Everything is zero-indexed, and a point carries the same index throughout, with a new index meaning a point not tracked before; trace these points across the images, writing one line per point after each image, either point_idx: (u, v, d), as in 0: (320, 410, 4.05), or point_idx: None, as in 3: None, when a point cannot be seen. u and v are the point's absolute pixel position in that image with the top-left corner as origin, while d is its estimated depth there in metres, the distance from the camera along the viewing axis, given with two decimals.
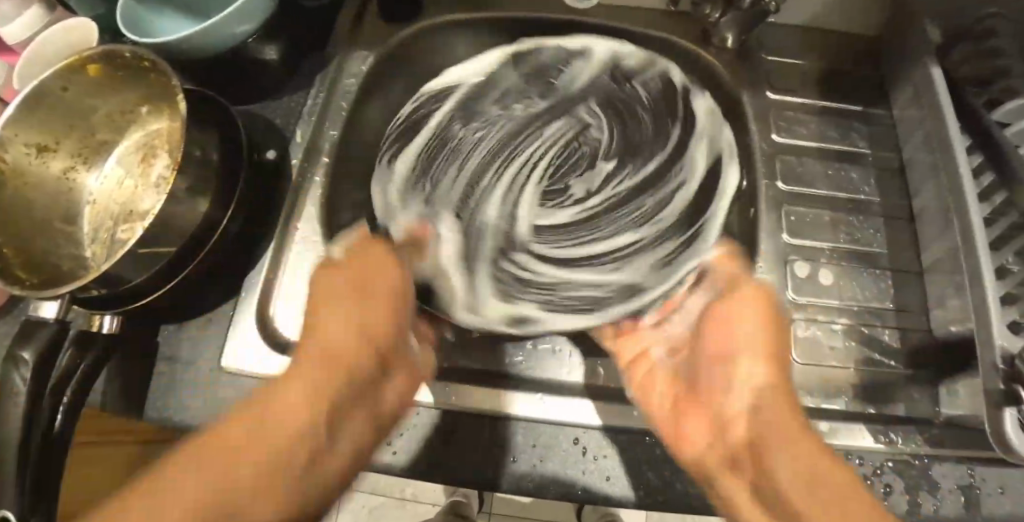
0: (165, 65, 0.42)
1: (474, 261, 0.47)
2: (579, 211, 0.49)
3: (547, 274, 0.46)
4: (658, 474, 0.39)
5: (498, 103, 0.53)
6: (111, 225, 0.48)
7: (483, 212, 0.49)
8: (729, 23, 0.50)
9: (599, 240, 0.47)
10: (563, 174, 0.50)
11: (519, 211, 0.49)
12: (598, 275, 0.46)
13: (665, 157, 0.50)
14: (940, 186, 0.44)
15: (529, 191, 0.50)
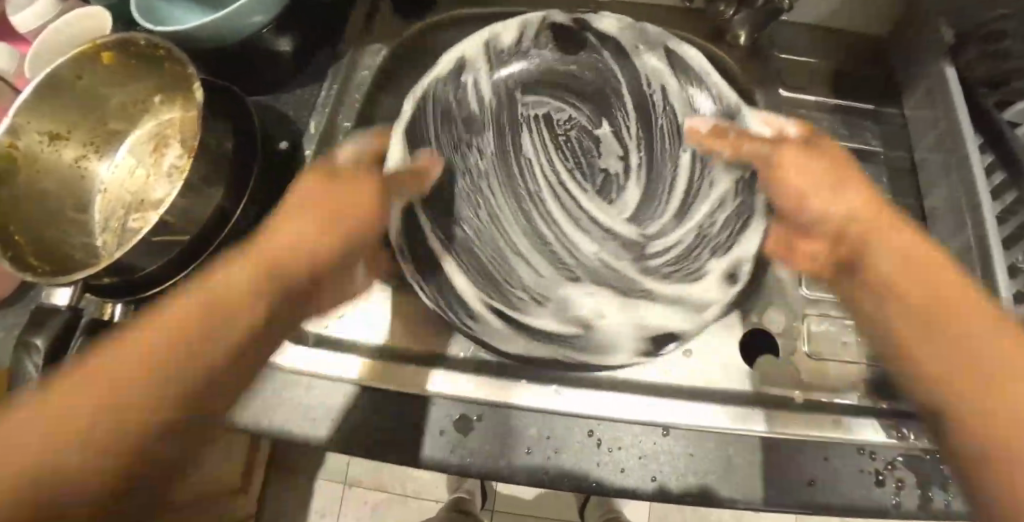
0: (179, 53, 0.42)
1: (584, 295, 0.43)
2: (634, 166, 0.46)
3: (664, 249, 0.44)
4: (673, 467, 0.39)
5: (465, 155, 0.47)
6: (123, 214, 0.48)
7: (590, 262, 0.44)
8: (742, 21, 0.50)
9: (666, 175, 0.46)
10: (589, 158, 0.47)
11: (608, 222, 0.45)
12: (695, 220, 0.44)
13: (648, 78, 0.47)
14: (953, 184, 0.44)
15: (585, 195, 0.46)
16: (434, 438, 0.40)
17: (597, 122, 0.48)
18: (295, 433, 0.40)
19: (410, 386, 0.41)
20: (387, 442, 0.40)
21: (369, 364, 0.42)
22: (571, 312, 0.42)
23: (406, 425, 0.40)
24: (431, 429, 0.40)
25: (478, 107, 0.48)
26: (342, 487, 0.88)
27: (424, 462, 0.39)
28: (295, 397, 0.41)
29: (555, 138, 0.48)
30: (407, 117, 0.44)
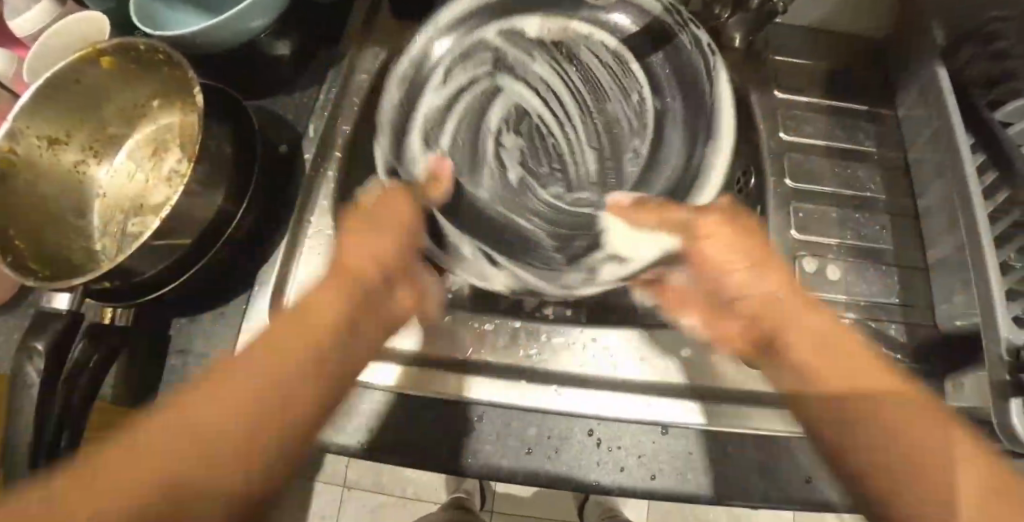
0: (180, 56, 0.42)
1: (499, 39, 0.50)
2: (490, 130, 0.49)
3: (472, 69, 0.50)
4: (672, 464, 0.39)
5: (630, 103, 0.49)
6: (122, 219, 0.48)
7: (558, 48, 0.50)
8: (737, 23, 0.50)
9: (466, 138, 0.49)
10: (532, 134, 0.49)
11: (523, 80, 0.50)
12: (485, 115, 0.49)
13: (473, 206, 0.47)
14: (946, 183, 0.45)
15: (519, 99, 0.50)
16: (437, 440, 0.40)
17: (493, 159, 0.49)
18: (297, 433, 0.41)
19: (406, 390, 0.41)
20: (393, 444, 0.40)
21: None
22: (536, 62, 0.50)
23: (408, 428, 0.40)
24: (436, 431, 0.40)
25: (671, 143, 0.47)
26: (340, 489, 0.88)
27: (430, 461, 0.40)
28: None
29: (536, 162, 0.49)
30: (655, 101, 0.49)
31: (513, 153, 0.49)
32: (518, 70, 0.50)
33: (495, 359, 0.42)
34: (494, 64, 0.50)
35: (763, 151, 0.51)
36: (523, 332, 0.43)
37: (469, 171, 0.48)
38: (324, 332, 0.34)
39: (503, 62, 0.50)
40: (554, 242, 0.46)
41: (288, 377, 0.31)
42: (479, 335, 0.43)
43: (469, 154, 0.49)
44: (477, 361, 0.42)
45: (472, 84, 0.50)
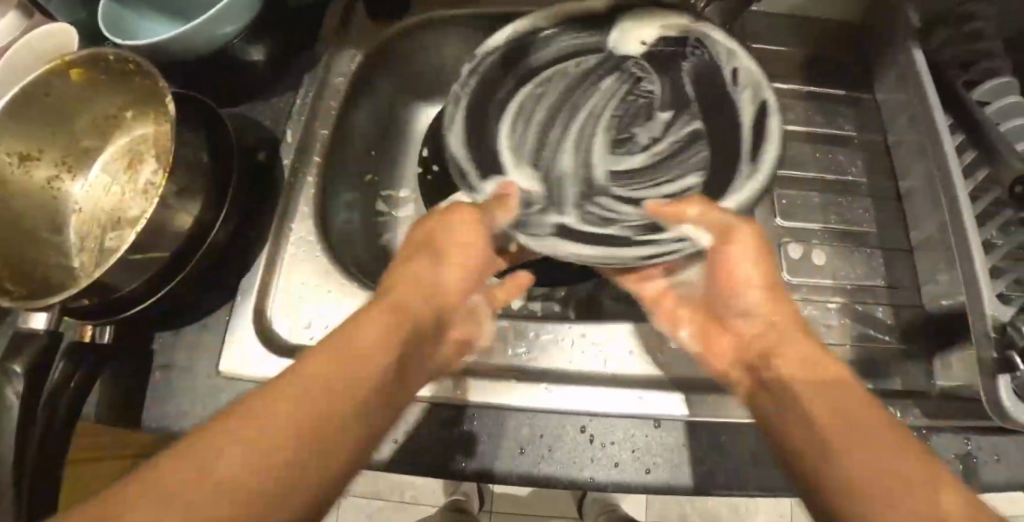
0: (149, 65, 0.41)
1: (574, 198, 0.45)
2: (645, 156, 0.46)
3: (631, 192, 0.45)
4: (666, 457, 0.39)
5: (551, 83, 0.48)
6: (99, 234, 0.48)
7: (533, 199, 0.44)
8: (714, 12, 0.50)
9: (671, 163, 0.45)
10: (630, 124, 0.48)
11: (596, 160, 0.47)
12: (656, 183, 0.45)
13: (674, 148, 0.46)
14: (926, 164, 0.45)
15: (592, 156, 0.47)
16: (429, 443, 0.40)
17: (680, 118, 0.46)
18: None
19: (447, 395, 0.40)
20: (387, 449, 0.39)
21: None
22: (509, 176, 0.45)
23: (403, 434, 0.40)
24: (427, 435, 0.40)
25: (561, 48, 0.48)
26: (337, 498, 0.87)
27: (419, 467, 0.39)
28: None
29: (647, 98, 0.47)
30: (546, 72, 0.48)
31: (648, 124, 0.47)
32: (562, 181, 0.46)
33: (483, 359, 0.42)
34: (582, 193, 0.45)
35: None
36: (512, 330, 0.43)
37: (687, 155, 0.45)
38: (350, 365, 0.30)
39: (551, 190, 0.45)
40: (705, 102, 0.45)
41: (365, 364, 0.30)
42: None
43: (677, 145, 0.45)
44: (463, 362, 0.42)
45: (610, 205, 0.44)
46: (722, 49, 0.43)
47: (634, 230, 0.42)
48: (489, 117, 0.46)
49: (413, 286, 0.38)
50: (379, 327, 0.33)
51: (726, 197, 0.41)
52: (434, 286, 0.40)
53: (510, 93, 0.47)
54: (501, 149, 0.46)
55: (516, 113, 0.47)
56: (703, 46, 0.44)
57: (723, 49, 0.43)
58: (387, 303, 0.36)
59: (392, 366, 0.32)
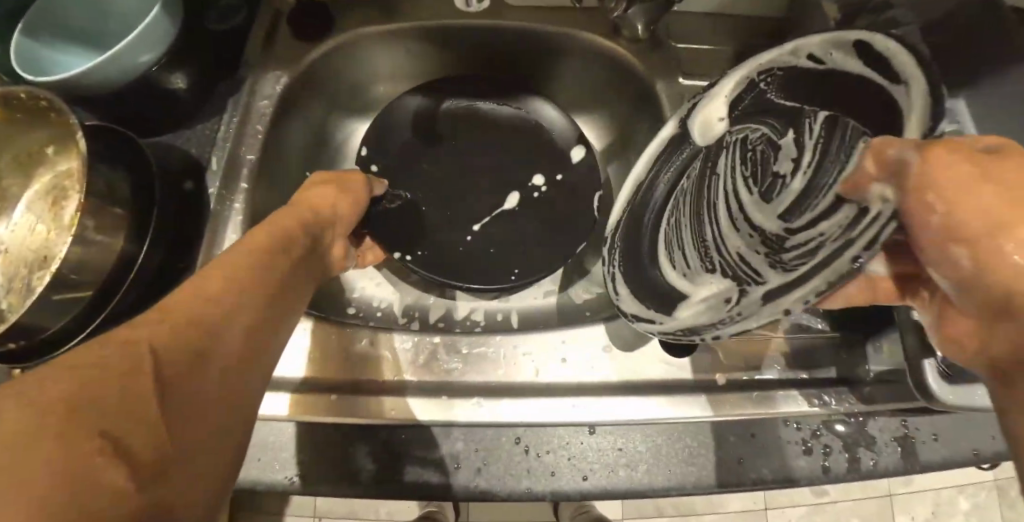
0: (59, 101, 0.40)
1: (769, 271, 0.35)
2: (797, 185, 0.37)
3: (811, 219, 0.34)
4: (603, 463, 0.39)
5: (682, 192, 0.43)
6: (26, 274, 0.47)
7: (765, 277, 0.36)
8: (637, 14, 0.48)
9: (830, 168, 0.35)
10: (767, 166, 0.40)
11: (759, 220, 0.39)
12: (813, 210, 0.35)
13: (817, 155, 0.37)
14: None
15: (758, 217, 0.40)
16: (365, 465, 0.39)
17: (786, 129, 0.39)
18: (276, 479, 0.39)
19: (367, 416, 0.39)
20: (325, 477, 0.39)
21: (300, 398, 0.40)
22: (706, 289, 0.40)
23: (334, 459, 0.40)
24: (361, 458, 0.40)
25: (654, 187, 0.44)
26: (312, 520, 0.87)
27: (358, 488, 0.39)
28: (272, 443, 0.40)
29: (755, 155, 0.41)
30: (667, 185, 0.44)
31: (780, 157, 0.40)
32: (746, 254, 0.39)
33: (418, 378, 0.41)
34: (768, 262, 0.36)
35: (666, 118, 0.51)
36: (443, 347, 0.42)
37: (838, 138, 0.35)
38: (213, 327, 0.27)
39: (771, 255, 0.36)
40: (814, 96, 0.37)
41: (208, 327, 0.27)
42: (396, 353, 0.42)
43: (823, 144, 0.36)
44: (399, 381, 0.41)
45: (801, 241, 0.34)
46: (812, 51, 0.35)
47: (842, 243, 0.30)
48: (648, 265, 0.43)
49: (273, 236, 0.34)
50: (222, 288, 0.29)
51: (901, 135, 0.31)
52: (295, 244, 0.35)
53: (656, 233, 0.44)
54: (668, 283, 0.42)
55: (666, 246, 0.43)
56: (776, 70, 0.37)
57: (805, 53, 0.35)
58: (235, 264, 0.31)
59: (253, 333, 0.30)
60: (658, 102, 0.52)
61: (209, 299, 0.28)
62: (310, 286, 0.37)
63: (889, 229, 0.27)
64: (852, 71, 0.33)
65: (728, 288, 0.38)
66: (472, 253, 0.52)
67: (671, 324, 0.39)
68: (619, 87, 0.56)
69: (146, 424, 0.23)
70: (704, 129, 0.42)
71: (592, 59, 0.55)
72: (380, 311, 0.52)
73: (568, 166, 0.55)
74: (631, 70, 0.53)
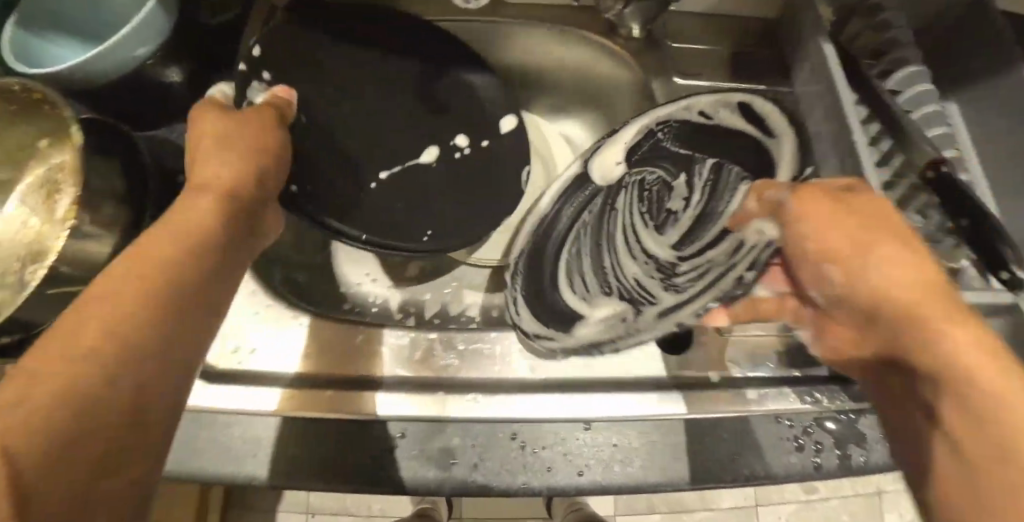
0: (54, 94, 0.40)
1: (674, 296, 0.45)
2: (688, 217, 0.46)
3: (699, 246, 0.45)
4: (598, 459, 0.39)
5: (580, 225, 0.44)
6: (19, 267, 0.46)
7: (662, 301, 0.44)
8: (632, 13, 0.49)
9: (716, 210, 0.45)
10: (660, 203, 0.46)
11: (653, 248, 0.46)
12: (700, 239, 0.45)
13: (705, 199, 0.45)
14: (842, 157, 0.45)
15: (652, 247, 0.46)
16: (359, 461, 0.40)
17: (676, 171, 0.45)
18: (246, 473, 0.39)
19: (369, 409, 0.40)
20: (312, 471, 0.39)
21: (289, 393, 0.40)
22: (605, 311, 0.44)
23: (330, 451, 0.40)
24: (353, 452, 0.40)
25: (562, 215, 0.43)
26: (305, 516, 0.87)
27: (355, 481, 0.39)
28: (241, 439, 0.40)
29: (648, 190, 0.45)
30: (573, 214, 0.44)
31: (671, 195, 0.45)
32: (647, 280, 0.45)
33: (415, 374, 0.42)
34: (669, 282, 0.45)
35: None
36: (439, 342, 0.43)
37: (724, 189, 0.45)
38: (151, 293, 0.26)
39: (668, 277, 0.45)
40: (707, 146, 0.44)
41: (116, 336, 0.24)
42: (393, 349, 0.42)
43: (710, 187, 0.45)
44: (395, 377, 0.42)
45: (690, 268, 0.45)
46: (704, 107, 0.42)
47: (758, 272, 0.43)
48: (548, 290, 0.44)
49: (198, 227, 0.31)
50: (134, 287, 0.26)
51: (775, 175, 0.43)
52: (215, 220, 0.32)
53: (557, 262, 0.44)
54: (569, 306, 0.44)
55: (567, 271, 0.44)
56: (673, 122, 0.43)
57: (698, 109, 0.42)
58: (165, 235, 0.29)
59: (198, 297, 0.29)
60: (654, 102, 0.52)
61: (121, 304, 0.25)
62: (230, 287, 0.32)
63: (769, 250, 0.42)
64: (731, 124, 0.43)
65: (624, 308, 0.44)
66: (377, 202, 0.46)
67: (573, 341, 0.43)
68: (615, 86, 0.56)
69: (47, 441, 0.20)
70: (608, 169, 0.43)
71: (588, 59, 0.55)
72: (376, 307, 0.52)
73: (495, 133, 0.49)
74: (627, 69, 0.54)
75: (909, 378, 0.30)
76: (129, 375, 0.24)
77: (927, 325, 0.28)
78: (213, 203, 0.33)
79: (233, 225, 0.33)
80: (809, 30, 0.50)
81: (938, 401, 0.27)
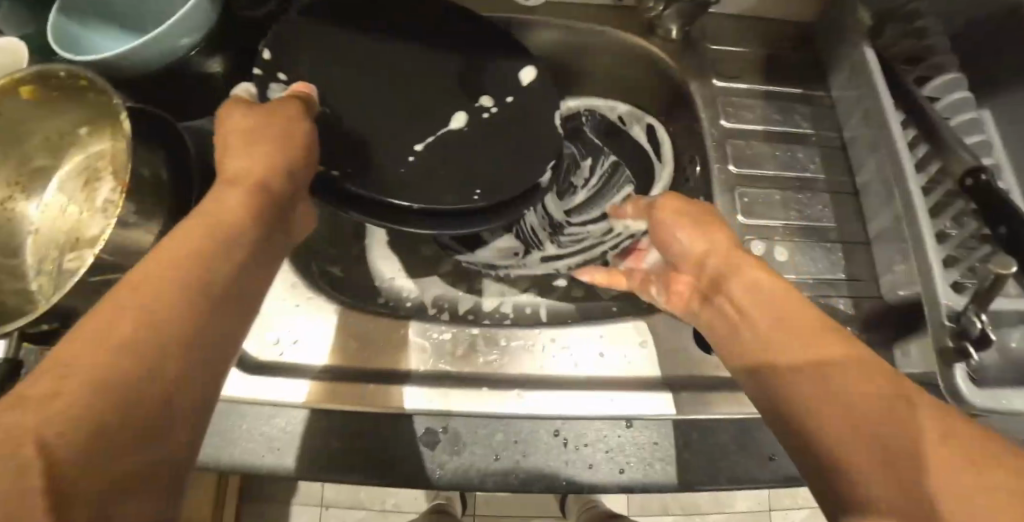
0: (101, 81, 0.40)
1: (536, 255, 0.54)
2: (581, 191, 0.57)
3: (583, 219, 0.56)
4: (639, 457, 0.40)
5: None
6: (57, 255, 0.46)
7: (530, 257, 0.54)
8: (672, 15, 0.50)
9: (609, 193, 0.57)
10: (570, 173, 0.57)
11: (551, 207, 0.56)
12: (590, 207, 0.56)
13: (594, 180, 0.57)
14: (880, 161, 0.46)
15: (563, 201, 0.57)
16: (394, 456, 0.39)
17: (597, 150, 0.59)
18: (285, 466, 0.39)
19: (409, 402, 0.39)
20: (346, 465, 0.39)
21: (329, 386, 0.40)
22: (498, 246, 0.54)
23: (365, 445, 0.40)
24: (387, 448, 0.39)
25: None
26: (318, 510, 0.86)
27: (394, 477, 0.39)
28: (283, 430, 0.39)
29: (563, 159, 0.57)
30: None
31: (580, 171, 0.58)
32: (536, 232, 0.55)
33: (456, 368, 0.42)
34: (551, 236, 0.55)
35: (701, 116, 0.51)
36: (481, 338, 0.43)
37: (616, 179, 0.57)
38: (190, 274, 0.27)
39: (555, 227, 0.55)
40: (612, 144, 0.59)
41: (150, 320, 0.24)
42: (434, 343, 0.43)
43: (604, 179, 0.57)
44: (436, 372, 0.42)
45: (575, 233, 0.55)
46: (621, 114, 0.59)
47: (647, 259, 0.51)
48: None
49: (228, 220, 0.32)
50: (176, 272, 0.27)
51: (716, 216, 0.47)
52: (247, 210, 0.33)
53: None
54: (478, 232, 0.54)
55: None
56: (595, 113, 0.59)
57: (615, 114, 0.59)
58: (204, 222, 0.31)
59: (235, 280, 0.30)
60: (692, 103, 0.52)
61: (161, 293, 0.26)
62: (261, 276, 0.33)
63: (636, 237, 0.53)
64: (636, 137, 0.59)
65: (514, 245, 0.54)
66: (420, 176, 0.41)
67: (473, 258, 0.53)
68: (650, 86, 0.56)
69: (91, 419, 0.21)
70: None
71: (625, 59, 0.55)
72: (409, 302, 0.51)
73: (520, 88, 0.45)
74: (665, 70, 0.54)
75: (804, 402, 0.29)
76: (169, 356, 0.24)
77: (818, 356, 0.30)
78: (242, 193, 0.34)
79: (263, 216, 0.34)
80: (849, 35, 0.50)
81: (846, 418, 0.27)
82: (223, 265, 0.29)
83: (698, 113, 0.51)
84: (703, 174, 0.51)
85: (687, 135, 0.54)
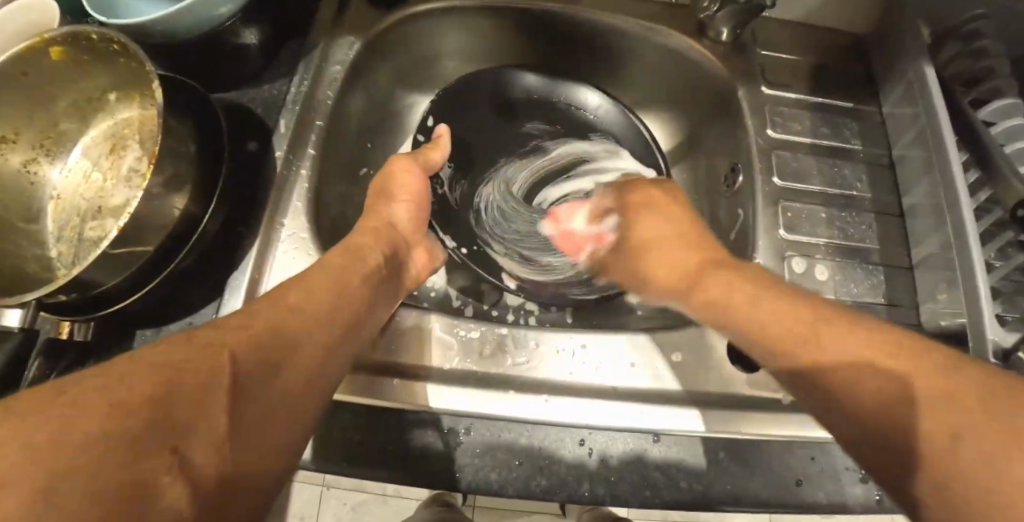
0: (133, 45, 0.38)
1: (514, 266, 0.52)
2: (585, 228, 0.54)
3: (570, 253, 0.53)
4: (663, 473, 0.39)
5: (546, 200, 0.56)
6: (79, 222, 0.45)
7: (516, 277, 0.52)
8: (724, 17, 0.48)
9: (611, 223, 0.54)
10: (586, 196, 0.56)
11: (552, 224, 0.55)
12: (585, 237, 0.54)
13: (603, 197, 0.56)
14: (930, 184, 0.44)
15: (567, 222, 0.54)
16: (418, 454, 0.38)
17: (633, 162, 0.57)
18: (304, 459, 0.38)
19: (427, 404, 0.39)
20: (368, 459, 0.38)
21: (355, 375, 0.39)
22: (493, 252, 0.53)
23: (385, 442, 0.38)
24: (410, 444, 0.38)
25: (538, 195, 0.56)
26: (320, 489, 0.86)
27: (410, 476, 0.38)
28: None
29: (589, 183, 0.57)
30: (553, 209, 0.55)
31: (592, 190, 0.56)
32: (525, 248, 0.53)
33: (483, 370, 0.40)
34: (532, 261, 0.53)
35: (749, 124, 0.49)
36: (510, 339, 0.42)
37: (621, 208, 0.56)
38: (338, 275, 0.36)
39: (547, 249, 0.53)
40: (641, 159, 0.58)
41: (289, 334, 0.30)
42: (461, 344, 0.41)
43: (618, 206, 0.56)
44: (462, 370, 0.41)
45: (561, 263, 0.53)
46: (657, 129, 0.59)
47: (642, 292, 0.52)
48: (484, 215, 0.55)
49: (365, 247, 0.40)
50: (331, 276, 0.35)
51: (755, 243, 0.46)
52: (375, 242, 0.42)
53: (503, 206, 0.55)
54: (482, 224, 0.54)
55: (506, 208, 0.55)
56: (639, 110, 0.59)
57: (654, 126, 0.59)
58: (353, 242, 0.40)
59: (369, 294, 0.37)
60: (740, 110, 0.50)
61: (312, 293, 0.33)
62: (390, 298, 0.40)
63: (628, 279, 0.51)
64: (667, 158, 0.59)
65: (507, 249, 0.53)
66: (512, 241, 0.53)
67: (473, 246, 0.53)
68: (695, 90, 0.55)
69: (257, 367, 0.28)
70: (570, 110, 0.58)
71: (669, 60, 0.54)
72: (433, 293, 0.51)
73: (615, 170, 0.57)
74: (713, 73, 0.52)
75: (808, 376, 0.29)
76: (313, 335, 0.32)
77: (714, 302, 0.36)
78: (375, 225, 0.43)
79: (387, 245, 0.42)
80: (909, 50, 0.48)
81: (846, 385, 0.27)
82: (360, 272, 0.38)
83: (744, 116, 0.50)
84: (745, 184, 0.49)
85: (729, 143, 0.52)
